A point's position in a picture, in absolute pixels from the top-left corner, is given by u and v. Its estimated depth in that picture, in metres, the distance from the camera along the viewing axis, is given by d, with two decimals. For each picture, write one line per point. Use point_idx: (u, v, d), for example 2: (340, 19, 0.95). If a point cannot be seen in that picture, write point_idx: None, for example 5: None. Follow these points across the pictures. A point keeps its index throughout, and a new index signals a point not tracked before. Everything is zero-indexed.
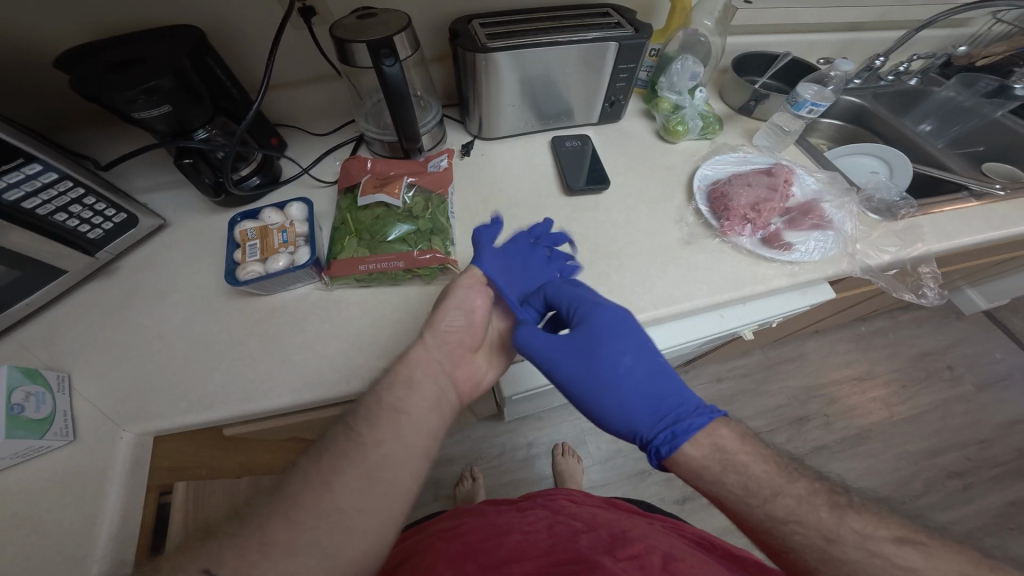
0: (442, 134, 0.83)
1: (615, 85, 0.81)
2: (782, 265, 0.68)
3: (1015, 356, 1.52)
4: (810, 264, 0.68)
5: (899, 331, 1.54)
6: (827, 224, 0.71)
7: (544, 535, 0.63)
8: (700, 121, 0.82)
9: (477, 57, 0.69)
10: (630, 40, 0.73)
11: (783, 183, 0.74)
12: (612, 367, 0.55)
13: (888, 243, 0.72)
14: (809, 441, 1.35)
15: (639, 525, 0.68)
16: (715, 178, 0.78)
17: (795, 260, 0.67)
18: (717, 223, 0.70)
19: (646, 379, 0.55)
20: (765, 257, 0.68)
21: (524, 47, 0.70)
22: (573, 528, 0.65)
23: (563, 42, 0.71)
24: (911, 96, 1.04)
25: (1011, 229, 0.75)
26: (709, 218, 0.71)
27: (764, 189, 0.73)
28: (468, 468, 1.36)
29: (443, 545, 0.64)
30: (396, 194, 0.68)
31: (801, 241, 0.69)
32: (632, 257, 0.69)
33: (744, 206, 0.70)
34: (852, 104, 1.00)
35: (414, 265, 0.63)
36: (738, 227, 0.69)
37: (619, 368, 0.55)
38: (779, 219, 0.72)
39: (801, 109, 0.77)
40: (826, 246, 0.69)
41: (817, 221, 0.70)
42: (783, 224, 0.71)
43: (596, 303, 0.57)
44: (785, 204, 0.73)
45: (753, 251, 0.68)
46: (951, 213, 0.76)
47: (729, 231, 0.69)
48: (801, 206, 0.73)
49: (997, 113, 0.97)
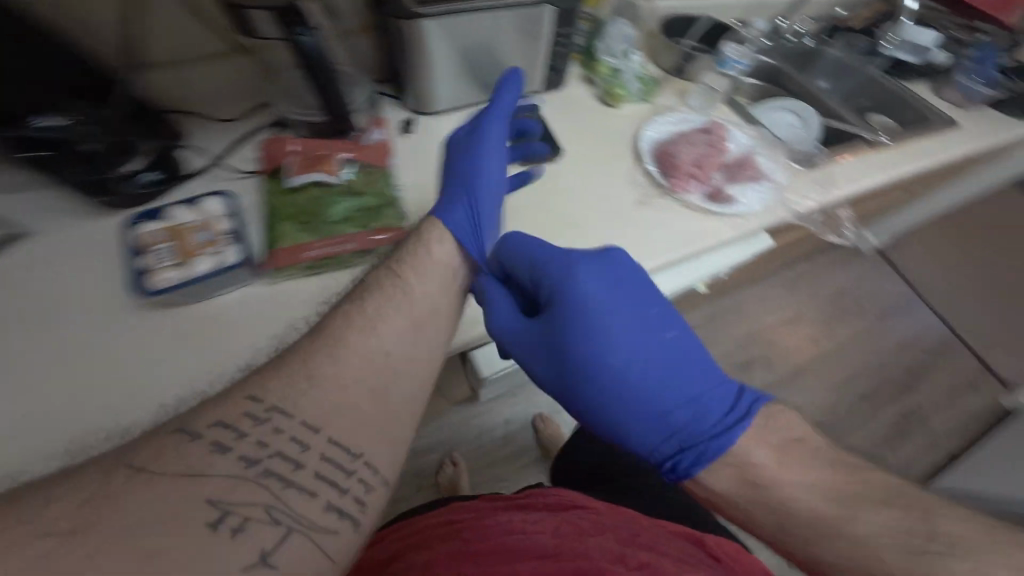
0: (376, 109, 0.75)
1: (556, 51, 0.79)
2: (727, 218, 0.71)
3: (902, 287, 1.77)
4: (751, 214, 0.72)
5: (818, 274, 1.74)
6: (761, 175, 0.76)
7: (548, 537, 0.60)
8: (639, 83, 0.84)
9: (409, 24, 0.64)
10: (566, 2, 0.71)
11: (717, 140, 0.78)
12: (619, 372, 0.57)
13: (811, 190, 0.79)
14: (755, 381, 1.51)
15: (648, 526, 0.67)
16: (658, 138, 0.79)
17: (738, 213, 0.71)
18: (666, 181, 0.72)
19: (659, 380, 0.58)
20: (712, 212, 0.71)
21: (463, 8, 0.65)
22: (581, 531, 0.62)
23: (499, 6, 0.67)
24: (807, 56, 1.14)
25: (899, 170, 0.87)
26: (655, 177, 0.73)
27: (704, 145, 0.76)
28: (449, 453, 1.34)
29: (440, 546, 0.61)
30: (332, 169, 0.61)
31: (742, 192, 0.74)
32: (593, 222, 0.69)
33: (687, 163, 0.73)
34: (766, 63, 1.07)
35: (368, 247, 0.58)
36: (685, 183, 0.72)
37: (631, 374, 0.58)
38: (720, 174, 0.75)
39: (728, 69, 0.85)
40: (761, 196, 0.74)
41: (755, 171, 0.76)
42: (723, 177, 0.74)
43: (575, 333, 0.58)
44: (723, 158, 0.77)
45: (703, 205, 0.71)
46: (856, 159, 0.86)
47: (678, 188, 0.71)
48: (737, 159, 0.77)
49: (872, 70, 1.10)
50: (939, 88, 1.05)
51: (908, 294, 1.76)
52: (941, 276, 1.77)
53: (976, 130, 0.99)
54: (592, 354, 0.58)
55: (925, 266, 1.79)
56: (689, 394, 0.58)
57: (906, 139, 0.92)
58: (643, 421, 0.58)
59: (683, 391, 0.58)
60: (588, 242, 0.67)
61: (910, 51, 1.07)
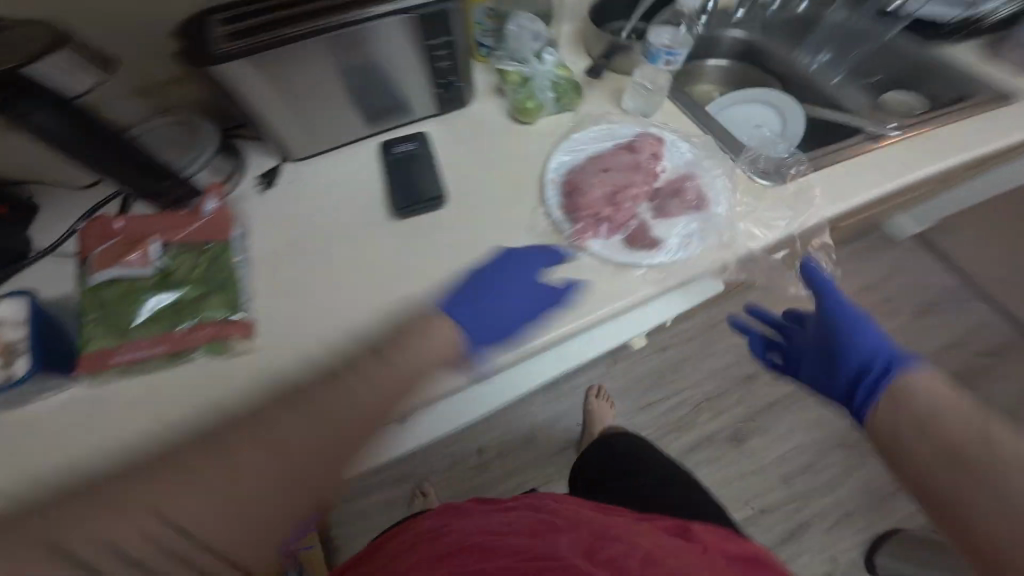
0: (233, 162, 0.65)
1: (437, 66, 0.62)
2: (647, 271, 0.56)
3: (948, 279, 1.45)
4: (679, 264, 0.56)
5: (842, 266, 1.47)
6: (705, 203, 0.60)
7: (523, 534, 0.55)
8: (553, 92, 0.68)
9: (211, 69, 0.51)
10: (427, 5, 0.54)
11: (646, 161, 0.62)
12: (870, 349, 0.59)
13: (776, 216, 0.62)
14: (759, 398, 1.30)
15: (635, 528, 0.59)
16: (573, 161, 0.64)
17: (664, 262, 0.56)
18: (568, 228, 0.58)
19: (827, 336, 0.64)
20: (629, 263, 0.56)
21: (278, 46, 0.51)
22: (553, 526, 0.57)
23: (330, 27, 0.52)
24: (801, 23, 0.94)
25: (909, 176, 0.67)
26: (558, 222, 0.59)
27: (623, 172, 0.61)
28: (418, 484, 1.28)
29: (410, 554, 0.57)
30: (143, 260, 0.56)
31: (679, 231, 0.58)
32: (473, 291, 0.56)
33: (598, 201, 0.58)
34: (738, 38, 0.87)
35: (181, 347, 0.53)
36: (593, 230, 0.58)
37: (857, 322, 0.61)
38: (646, 208, 0.60)
39: (658, 60, 0.64)
40: (703, 235, 0.58)
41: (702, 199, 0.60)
42: (651, 212, 0.59)
43: (856, 332, 0.60)
44: (653, 184, 0.61)
45: (617, 256, 0.56)
46: (847, 164, 0.67)
47: (582, 237, 0.57)
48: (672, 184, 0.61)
49: (890, 32, 0.88)
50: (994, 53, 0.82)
51: (957, 288, 1.44)
52: (1003, 262, 1.45)
53: None
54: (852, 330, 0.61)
55: (979, 253, 1.47)
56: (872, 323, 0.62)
57: (922, 131, 0.71)
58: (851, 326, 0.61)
59: (869, 333, 0.60)
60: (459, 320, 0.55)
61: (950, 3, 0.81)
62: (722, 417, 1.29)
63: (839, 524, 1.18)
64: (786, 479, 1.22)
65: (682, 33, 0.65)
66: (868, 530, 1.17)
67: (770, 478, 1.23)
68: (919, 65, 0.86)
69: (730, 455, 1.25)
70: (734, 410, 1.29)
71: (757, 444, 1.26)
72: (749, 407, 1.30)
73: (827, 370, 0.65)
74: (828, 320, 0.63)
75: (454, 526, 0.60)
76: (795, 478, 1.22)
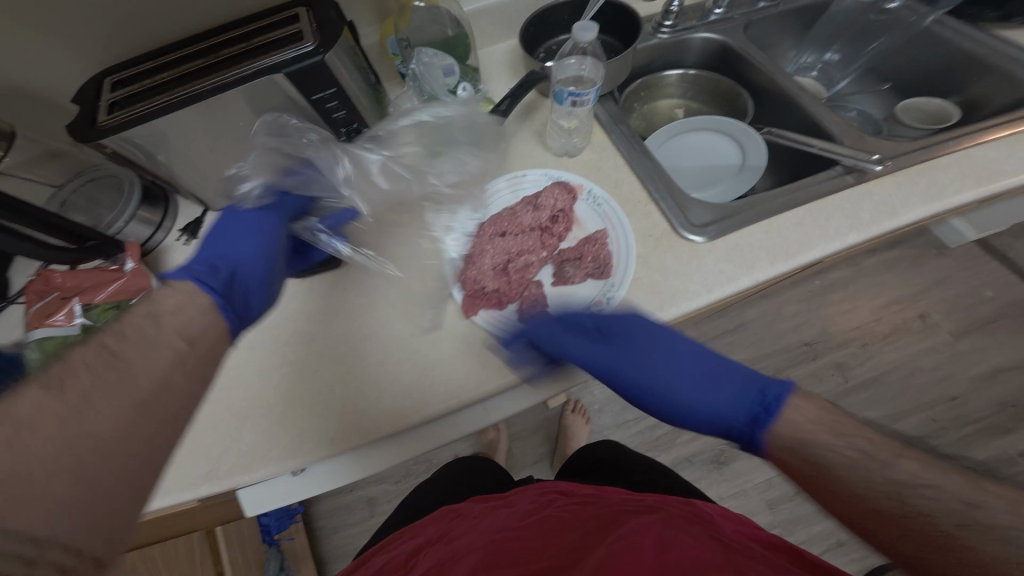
0: (161, 213, 0.68)
1: (333, 116, 0.60)
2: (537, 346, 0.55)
3: (1000, 293, 1.23)
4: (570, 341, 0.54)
5: (866, 278, 1.27)
6: (607, 269, 0.57)
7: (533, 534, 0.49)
8: (469, 133, 0.64)
9: (94, 144, 0.52)
10: (298, 63, 0.52)
11: (549, 222, 0.61)
12: (677, 364, 0.52)
13: (701, 278, 0.55)
14: None
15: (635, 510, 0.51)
16: (479, 222, 0.64)
17: (550, 337, 0.54)
18: (460, 298, 0.58)
19: (699, 370, 0.52)
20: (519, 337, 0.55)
21: (152, 117, 0.52)
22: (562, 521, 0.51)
23: (202, 94, 0.52)
24: (810, 12, 0.78)
25: (887, 224, 0.56)
26: (453, 290, 0.60)
27: (522, 236, 0.60)
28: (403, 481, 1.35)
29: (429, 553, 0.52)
30: (69, 318, 0.58)
31: (578, 299, 0.57)
32: (367, 356, 0.59)
33: (487, 271, 0.59)
34: (712, 41, 0.74)
35: None
36: (485, 301, 0.58)
37: (669, 353, 0.53)
38: (547, 272, 0.60)
39: (563, 102, 0.57)
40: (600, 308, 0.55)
41: (604, 264, 0.57)
42: (549, 280, 0.59)
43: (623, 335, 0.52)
44: (557, 250, 0.60)
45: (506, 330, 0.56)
46: (803, 210, 0.58)
47: (470, 311, 0.57)
48: (575, 248, 0.59)
49: (928, 20, 0.72)
50: None
51: (1011, 303, 1.22)
52: None
53: None
54: (659, 364, 0.52)
55: None
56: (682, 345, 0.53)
57: (915, 164, 0.59)
58: (683, 377, 0.52)
59: (731, 380, 0.51)
60: (345, 388, 0.57)
61: None
62: (705, 437, 1.22)
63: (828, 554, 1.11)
64: (770, 505, 1.15)
65: (589, 63, 0.60)
66: (861, 564, 1.09)
67: (753, 503, 1.16)
68: (970, 58, 0.69)
69: (711, 476, 1.19)
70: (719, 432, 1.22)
71: (742, 467, 1.19)
72: None
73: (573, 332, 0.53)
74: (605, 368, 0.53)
75: (465, 527, 0.55)
76: (781, 505, 1.15)
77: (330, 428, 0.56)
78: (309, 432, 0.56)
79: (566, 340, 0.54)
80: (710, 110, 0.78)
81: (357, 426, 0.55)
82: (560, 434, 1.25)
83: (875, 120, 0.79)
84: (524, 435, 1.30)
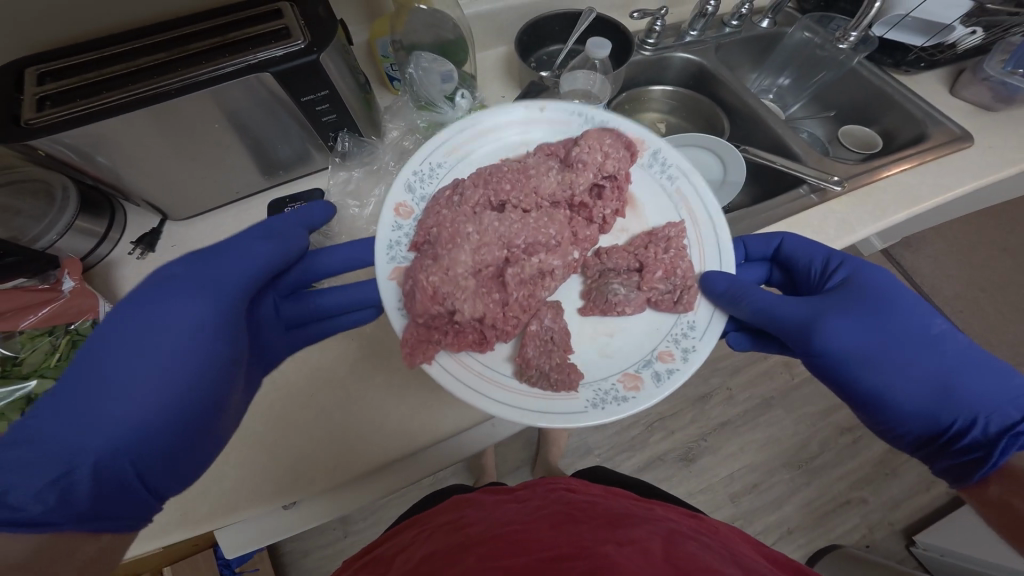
0: (103, 223, 0.58)
1: (321, 118, 0.56)
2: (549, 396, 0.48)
3: None
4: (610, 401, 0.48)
5: None
6: (684, 298, 0.52)
7: (544, 527, 0.46)
8: None
9: (27, 145, 0.44)
10: (285, 61, 0.47)
11: (587, 197, 0.54)
12: (924, 331, 0.49)
13: None
14: (712, 417, 1.31)
15: (641, 515, 0.50)
16: (447, 180, 0.54)
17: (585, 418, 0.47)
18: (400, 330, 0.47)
19: (944, 354, 0.48)
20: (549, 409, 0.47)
21: (106, 115, 0.44)
22: (573, 517, 0.48)
23: (171, 90, 0.46)
24: (764, 42, 0.86)
25: (847, 237, 0.63)
26: (395, 318, 0.48)
27: (551, 219, 0.52)
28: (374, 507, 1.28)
29: (437, 537, 0.48)
30: None
31: (630, 357, 0.51)
32: (365, 380, 0.55)
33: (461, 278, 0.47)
34: (690, 61, 0.79)
35: None
36: (440, 332, 0.48)
37: (932, 332, 0.49)
38: (582, 276, 0.56)
39: None
40: (670, 367, 0.50)
41: (687, 296, 0.52)
42: (578, 304, 0.55)
43: (910, 306, 0.50)
44: (596, 245, 0.56)
45: (461, 386, 0.46)
46: (778, 226, 0.63)
47: (418, 358, 0.46)
48: (631, 255, 0.54)
49: (855, 61, 0.81)
50: (958, 85, 0.78)
51: None
52: (961, 278, 1.45)
53: (981, 157, 0.71)
54: (876, 347, 0.48)
55: (940, 269, 1.46)
56: (917, 333, 0.49)
57: (868, 184, 0.66)
58: (912, 355, 0.48)
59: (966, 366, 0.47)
60: (316, 414, 0.53)
61: (916, 30, 0.76)
62: (674, 436, 1.29)
63: (780, 542, 1.20)
64: (733, 498, 1.24)
65: (598, 80, 0.62)
66: (807, 548, 1.20)
67: (719, 496, 1.24)
68: (884, 95, 0.80)
69: (680, 475, 1.25)
70: (685, 429, 1.30)
71: (707, 463, 1.26)
72: (701, 427, 1.30)
73: (913, 350, 0.48)
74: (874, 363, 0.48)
75: (473, 515, 0.51)
76: (742, 497, 1.24)
77: (330, 459, 0.51)
78: (306, 462, 0.51)
79: (904, 353, 0.48)
80: (688, 125, 0.83)
81: (358, 457, 0.51)
82: (540, 441, 1.24)
83: (821, 141, 0.88)
84: (503, 446, 1.29)
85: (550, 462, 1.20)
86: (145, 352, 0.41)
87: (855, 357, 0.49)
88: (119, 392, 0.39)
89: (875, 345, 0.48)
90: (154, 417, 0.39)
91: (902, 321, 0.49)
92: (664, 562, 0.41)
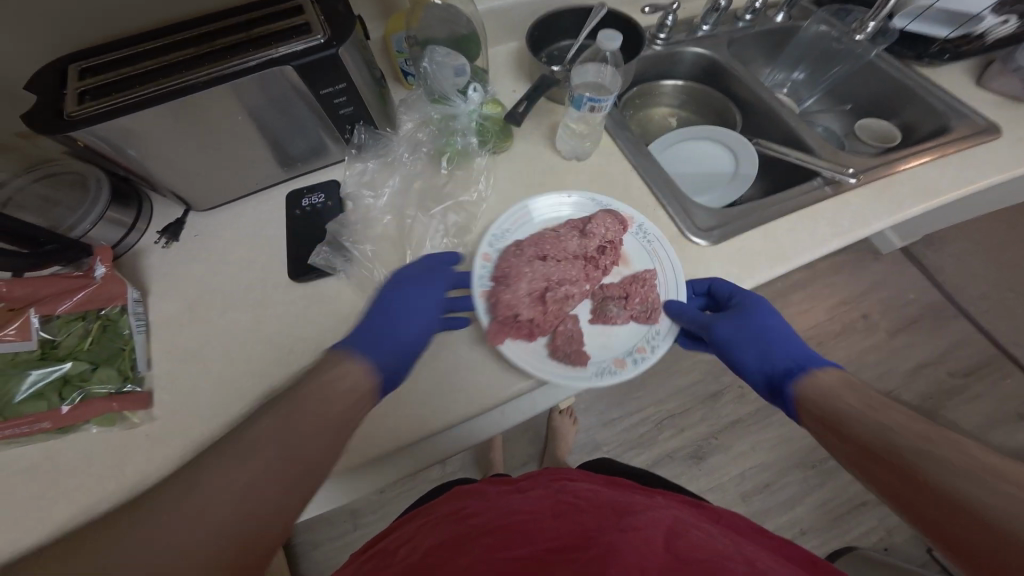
0: (132, 213, 0.60)
1: (338, 111, 0.58)
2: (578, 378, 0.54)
3: (929, 295, 1.39)
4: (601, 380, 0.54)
5: (817, 281, 1.40)
6: (654, 313, 0.57)
7: (546, 517, 0.47)
8: (475, 134, 0.64)
9: (64, 136, 0.46)
10: (305, 55, 0.49)
11: (597, 251, 0.60)
12: (763, 322, 0.57)
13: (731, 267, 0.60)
14: (723, 416, 1.29)
15: (643, 504, 0.50)
16: (513, 239, 0.61)
17: (590, 384, 0.53)
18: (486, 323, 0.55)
19: (782, 336, 0.57)
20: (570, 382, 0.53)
21: (137, 107, 0.47)
22: (575, 508, 0.49)
23: (198, 84, 0.48)
24: (779, 36, 0.85)
25: (862, 230, 0.62)
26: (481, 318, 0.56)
27: (567, 267, 0.59)
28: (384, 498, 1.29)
29: (441, 527, 0.48)
30: (22, 333, 0.49)
31: (620, 343, 0.56)
32: None
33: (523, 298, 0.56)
34: (701, 56, 0.79)
35: (63, 423, 0.49)
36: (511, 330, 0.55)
37: (772, 323, 0.57)
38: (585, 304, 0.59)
39: (582, 107, 0.58)
40: (643, 356, 0.55)
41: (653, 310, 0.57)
42: (586, 316, 0.58)
43: (757, 303, 0.57)
44: (599, 283, 0.60)
45: (531, 365, 0.53)
46: (792, 218, 0.62)
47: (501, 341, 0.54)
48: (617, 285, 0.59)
49: (872, 54, 0.80)
50: (985, 77, 0.76)
51: (941, 305, 1.37)
52: (986, 278, 1.40)
53: (1005, 149, 0.69)
54: (738, 339, 0.56)
55: (963, 269, 1.42)
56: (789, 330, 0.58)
57: (885, 176, 0.66)
58: (772, 339, 0.56)
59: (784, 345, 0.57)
60: None
61: (941, 21, 0.74)
62: (684, 434, 1.28)
63: (793, 543, 1.18)
64: (744, 498, 1.22)
65: (608, 73, 0.62)
66: (821, 550, 1.17)
67: (730, 496, 1.22)
68: (903, 87, 0.78)
69: (690, 473, 1.24)
70: (696, 427, 1.29)
71: (718, 462, 1.25)
72: (712, 425, 1.29)
73: (752, 339, 0.56)
74: (727, 351, 0.57)
75: (475, 506, 0.51)
76: (753, 497, 1.22)
77: None
78: None
79: (749, 342, 0.56)
80: (699, 120, 0.83)
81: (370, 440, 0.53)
82: (548, 435, 1.24)
83: (838, 136, 0.87)
84: (511, 441, 1.29)
85: (558, 457, 1.20)
86: (391, 319, 0.53)
87: (734, 346, 0.56)
88: (398, 341, 0.51)
89: (748, 334, 0.56)
90: (394, 368, 0.51)
91: (746, 319, 0.56)
92: (666, 552, 0.41)
